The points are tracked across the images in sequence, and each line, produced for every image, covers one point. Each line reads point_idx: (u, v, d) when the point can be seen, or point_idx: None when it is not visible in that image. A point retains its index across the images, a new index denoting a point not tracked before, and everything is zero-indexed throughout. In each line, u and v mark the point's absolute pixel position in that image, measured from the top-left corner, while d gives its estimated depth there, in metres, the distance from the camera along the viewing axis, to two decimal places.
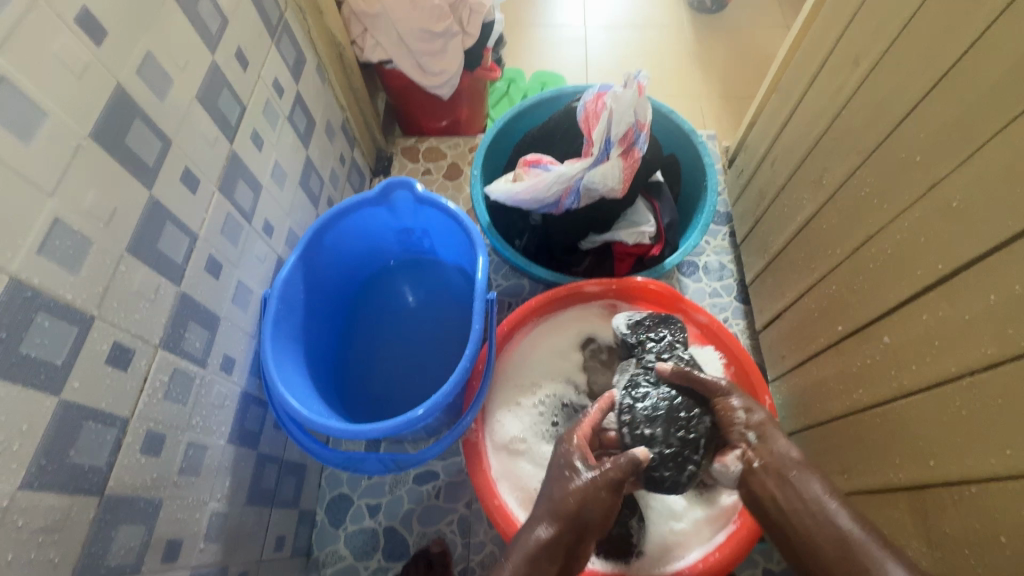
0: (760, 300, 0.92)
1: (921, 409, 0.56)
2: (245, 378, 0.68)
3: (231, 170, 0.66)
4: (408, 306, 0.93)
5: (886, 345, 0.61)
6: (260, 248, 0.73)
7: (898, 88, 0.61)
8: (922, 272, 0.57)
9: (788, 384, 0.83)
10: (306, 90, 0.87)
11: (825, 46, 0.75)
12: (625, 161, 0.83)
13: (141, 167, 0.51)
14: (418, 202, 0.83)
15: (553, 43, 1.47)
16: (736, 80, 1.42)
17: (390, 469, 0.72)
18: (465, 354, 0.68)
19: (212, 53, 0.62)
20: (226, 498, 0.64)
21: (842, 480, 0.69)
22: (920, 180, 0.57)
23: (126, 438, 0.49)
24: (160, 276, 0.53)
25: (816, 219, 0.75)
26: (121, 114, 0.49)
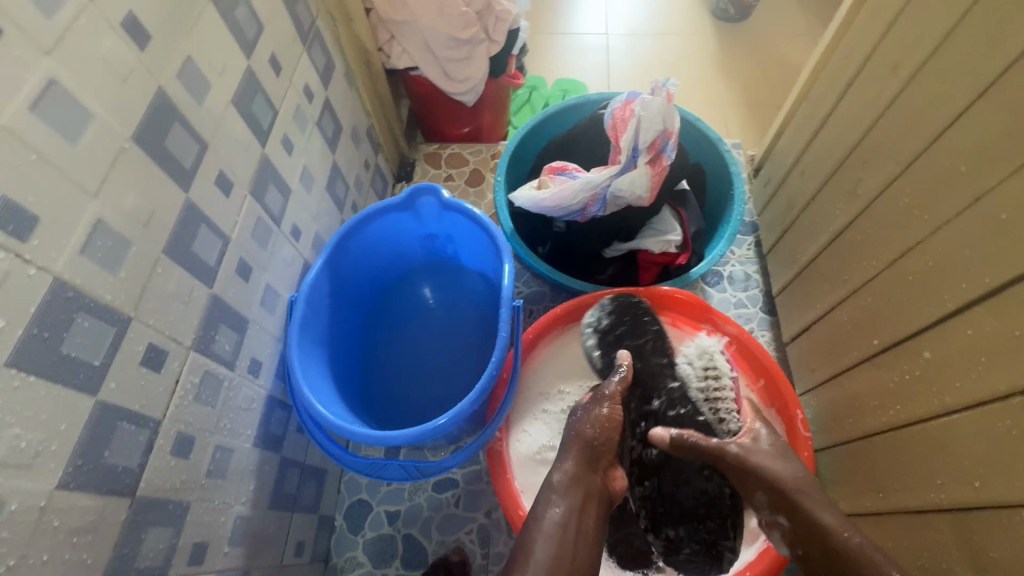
0: (788, 312, 0.91)
1: (965, 428, 0.54)
2: (271, 381, 0.68)
3: (262, 174, 0.66)
4: (431, 312, 0.93)
5: (927, 360, 0.59)
6: (288, 252, 0.73)
7: (939, 96, 0.59)
8: (967, 286, 0.55)
9: (818, 398, 0.81)
10: (334, 95, 0.88)
11: (860, 53, 0.74)
12: (653, 169, 0.82)
13: (179, 171, 0.52)
14: (444, 208, 0.83)
15: (575, 52, 1.47)
16: (760, 90, 1.40)
17: (412, 476, 0.71)
18: (491, 361, 0.67)
19: (248, 58, 0.63)
20: (251, 502, 0.64)
21: (876, 499, 0.67)
22: (964, 190, 0.55)
23: (157, 440, 0.49)
24: (194, 278, 0.53)
25: (850, 230, 0.74)
26: (162, 117, 0.49)
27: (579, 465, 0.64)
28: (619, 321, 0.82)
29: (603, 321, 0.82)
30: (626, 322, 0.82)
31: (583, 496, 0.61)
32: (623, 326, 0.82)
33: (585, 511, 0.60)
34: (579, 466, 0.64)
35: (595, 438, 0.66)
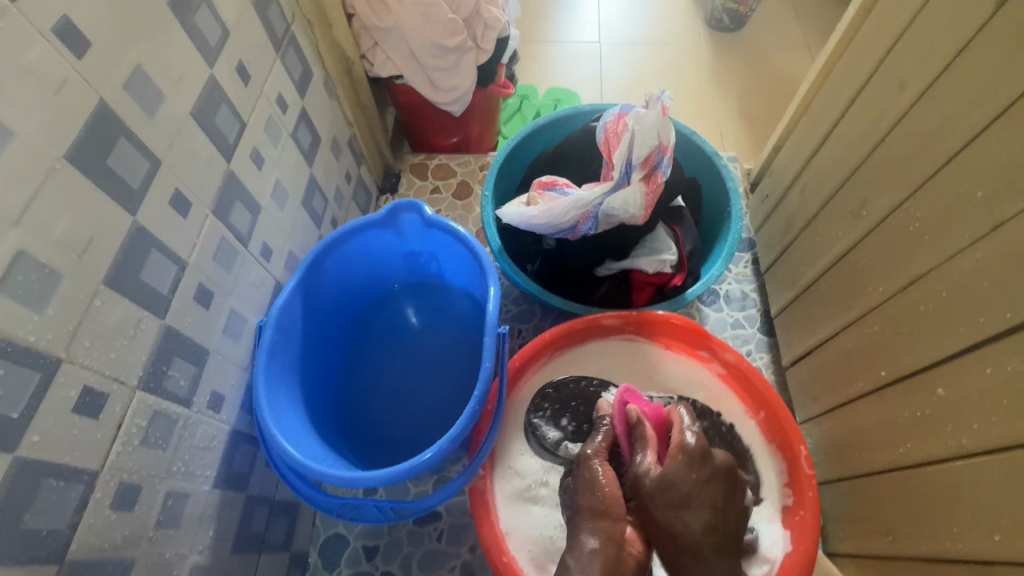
0: (787, 335, 0.87)
1: (984, 474, 0.50)
2: (235, 415, 0.63)
3: (227, 191, 0.61)
4: (414, 334, 0.88)
5: (940, 397, 0.55)
6: (256, 274, 0.68)
7: (951, 117, 0.56)
8: (985, 320, 0.51)
9: (821, 428, 0.76)
10: (311, 105, 0.83)
11: (865, 67, 0.70)
12: (647, 187, 0.78)
13: (124, 192, 0.47)
14: (426, 225, 0.78)
15: (567, 61, 1.43)
16: (756, 102, 1.37)
17: (389, 518, 0.66)
18: (474, 394, 0.62)
19: (211, 67, 0.58)
20: (210, 549, 0.59)
21: (886, 541, 0.63)
22: (981, 217, 0.52)
23: (93, 495, 0.44)
24: (142, 309, 0.48)
25: (854, 253, 0.70)
26: (103, 133, 0.44)
27: (599, 537, 0.56)
28: (572, 412, 0.77)
29: (563, 426, 0.76)
30: (573, 409, 0.77)
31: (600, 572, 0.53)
32: (581, 411, 0.77)
33: None
34: (599, 538, 0.56)
35: (600, 502, 0.59)
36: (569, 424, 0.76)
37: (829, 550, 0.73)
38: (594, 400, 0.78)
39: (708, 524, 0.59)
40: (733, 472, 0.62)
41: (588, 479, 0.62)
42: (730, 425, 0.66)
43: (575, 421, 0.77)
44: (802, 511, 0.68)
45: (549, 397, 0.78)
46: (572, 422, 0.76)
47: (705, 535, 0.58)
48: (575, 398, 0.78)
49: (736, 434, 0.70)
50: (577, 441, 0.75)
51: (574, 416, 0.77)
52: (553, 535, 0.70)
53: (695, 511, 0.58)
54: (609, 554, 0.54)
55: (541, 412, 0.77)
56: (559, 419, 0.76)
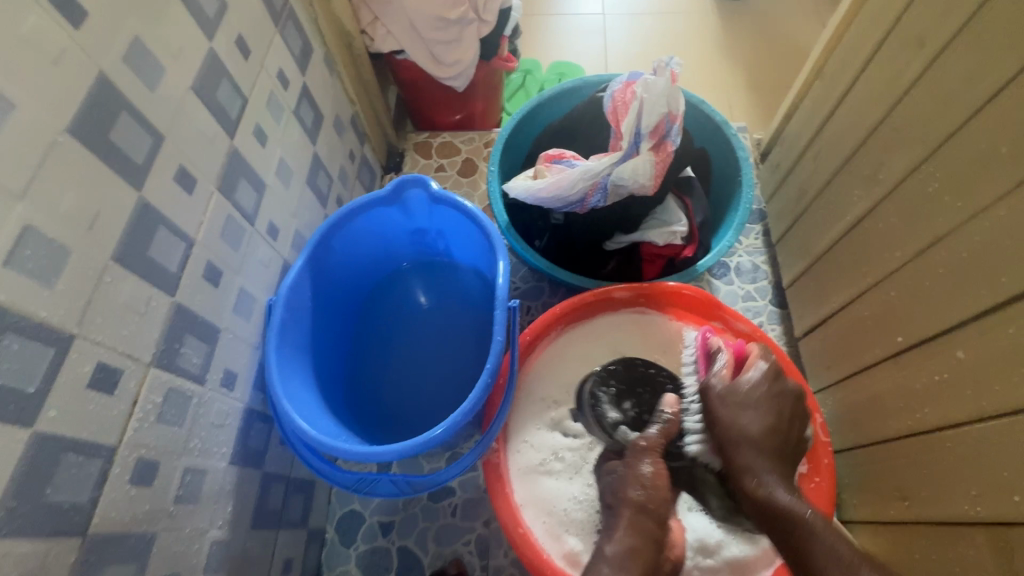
0: (800, 305, 0.86)
1: (1004, 436, 0.50)
2: (248, 393, 0.63)
3: (231, 168, 0.61)
4: (423, 312, 0.88)
5: (960, 360, 0.55)
6: (264, 252, 0.68)
7: (974, 72, 0.54)
8: (1008, 280, 0.50)
9: (835, 397, 0.76)
10: (312, 82, 0.82)
11: (882, 25, 0.68)
12: (657, 156, 0.76)
13: (128, 167, 0.46)
14: (433, 201, 0.77)
15: (570, 34, 1.40)
16: (764, 71, 1.34)
17: (403, 492, 0.67)
18: (486, 368, 0.62)
19: (211, 40, 0.57)
20: (229, 525, 0.59)
21: (902, 507, 0.62)
22: (1005, 174, 0.50)
23: (112, 469, 0.44)
24: (151, 287, 0.48)
25: (870, 218, 0.68)
26: (105, 107, 0.44)
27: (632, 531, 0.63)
28: (636, 398, 0.76)
29: (624, 409, 0.75)
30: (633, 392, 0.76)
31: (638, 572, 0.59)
32: (637, 394, 0.76)
33: None
34: (636, 536, 0.62)
35: (646, 502, 0.65)
36: (633, 409, 0.75)
37: (844, 518, 0.73)
38: (650, 383, 0.77)
39: (770, 426, 0.66)
40: (779, 433, 0.66)
41: (631, 476, 0.67)
42: (769, 375, 0.68)
43: (638, 409, 0.75)
44: (818, 478, 0.68)
45: (614, 376, 0.77)
46: (636, 408, 0.75)
47: (737, 437, 0.65)
48: (643, 385, 0.77)
49: (778, 384, 0.68)
50: (636, 428, 0.74)
51: (635, 398, 0.76)
52: (567, 505, 0.70)
53: (759, 446, 0.64)
54: (648, 555, 0.61)
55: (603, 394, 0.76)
56: (623, 403, 0.75)
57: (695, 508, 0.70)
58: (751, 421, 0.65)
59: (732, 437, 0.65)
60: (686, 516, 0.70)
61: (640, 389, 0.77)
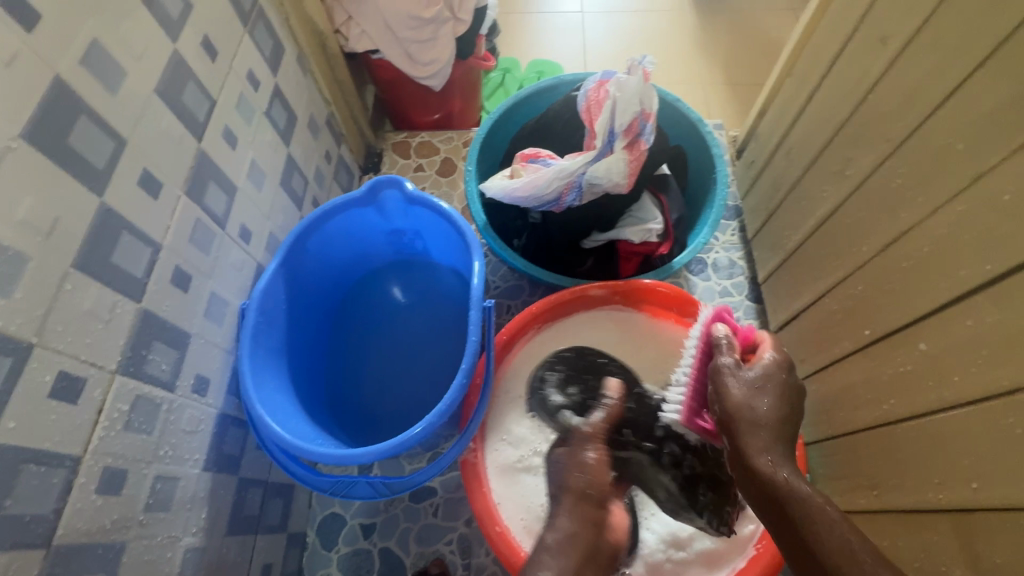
0: (774, 300, 0.87)
1: (964, 425, 0.51)
2: (222, 398, 0.63)
3: (199, 170, 0.60)
4: (402, 313, 0.88)
5: (923, 352, 0.56)
6: (236, 256, 0.67)
7: (933, 70, 0.55)
8: (966, 274, 0.51)
9: (808, 390, 0.77)
10: (285, 82, 0.81)
11: (849, 22, 0.69)
12: (630, 154, 0.77)
13: (88, 172, 0.45)
14: (409, 201, 0.77)
15: (548, 32, 1.40)
16: (740, 68, 1.35)
17: (381, 494, 0.67)
18: (461, 368, 0.62)
19: (175, 41, 0.56)
20: (204, 531, 0.59)
21: (871, 495, 0.64)
22: (963, 170, 0.51)
23: (78, 479, 0.43)
24: (116, 293, 0.47)
25: (839, 214, 0.70)
26: (62, 111, 0.43)
27: (579, 520, 0.60)
28: (581, 383, 0.78)
29: (568, 393, 0.77)
30: (575, 378, 0.78)
31: (578, 557, 0.57)
32: (583, 381, 0.78)
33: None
34: (576, 521, 0.60)
35: (588, 487, 0.63)
36: (579, 394, 0.77)
37: None
38: (598, 371, 0.79)
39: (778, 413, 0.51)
40: (794, 427, 0.52)
41: (579, 464, 0.64)
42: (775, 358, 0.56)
43: (581, 393, 0.77)
44: None
45: (561, 361, 0.79)
46: (581, 393, 0.77)
47: (745, 415, 0.51)
48: (587, 369, 0.79)
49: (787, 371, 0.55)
50: (577, 413, 0.75)
51: (582, 384, 0.78)
52: (545, 503, 0.70)
53: (774, 429, 0.50)
54: (586, 539, 0.59)
55: (552, 376, 0.78)
56: (564, 389, 0.77)
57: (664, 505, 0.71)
58: (761, 400, 0.52)
59: (739, 418, 0.51)
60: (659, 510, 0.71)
61: (585, 374, 0.79)
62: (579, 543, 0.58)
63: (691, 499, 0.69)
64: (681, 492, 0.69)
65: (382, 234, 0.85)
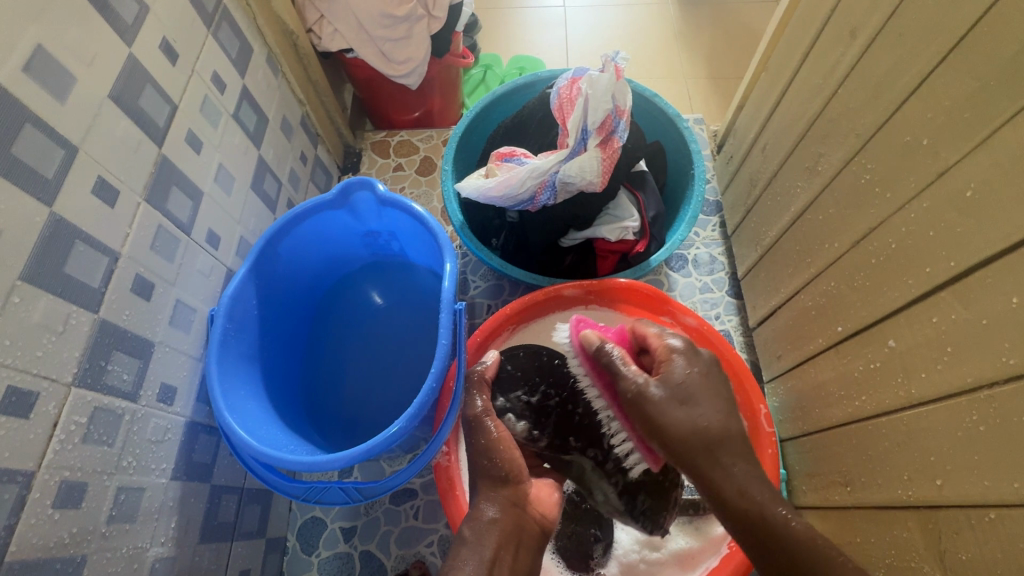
0: (753, 296, 0.86)
1: (932, 421, 0.51)
2: (191, 406, 0.62)
3: (160, 176, 0.59)
4: (380, 315, 0.87)
5: (892, 349, 0.56)
6: (203, 261, 0.66)
7: (898, 64, 0.54)
8: (931, 270, 0.51)
9: (786, 385, 0.77)
10: (254, 84, 0.80)
11: (819, 15, 0.68)
12: (603, 152, 0.76)
13: (35, 181, 0.44)
14: (381, 203, 0.76)
15: (529, 27, 1.39)
16: (722, 61, 1.34)
17: (354, 499, 0.65)
18: (431, 372, 0.61)
19: (130, 45, 0.55)
20: (173, 540, 0.58)
21: (844, 492, 0.64)
22: (928, 166, 0.51)
23: (32, 494, 0.43)
24: (70, 304, 0.47)
25: (811, 209, 0.69)
26: (5, 120, 0.42)
27: (500, 505, 0.53)
28: (533, 386, 0.71)
29: (516, 398, 0.70)
30: (525, 381, 0.72)
31: (497, 541, 0.50)
32: (533, 384, 0.72)
33: (501, 560, 0.49)
34: (500, 507, 0.53)
35: (500, 467, 0.55)
36: (526, 395, 0.70)
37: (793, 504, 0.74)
38: (555, 373, 0.71)
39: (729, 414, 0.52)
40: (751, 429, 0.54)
41: (487, 445, 0.57)
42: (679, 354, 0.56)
43: (532, 396, 0.70)
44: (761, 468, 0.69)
45: (515, 361, 0.74)
46: (527, 393, 0.71)
47: (694, 441, 0.50)
48: (541, 372, 0.72)
49: (696, 358, 0.56)
50: (523, 416, 0.69)
51: (536, 390, 0.71)
52: None
53: (726, 444, 0.50)
54: (508, 523, 0.51)
55: (507, 378, 0.72)
56: (510, 396, 0.70)
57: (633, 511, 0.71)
58: (701, 415, 0.51)
59: (690, 442, 0.50)
60: None
61: (535, 377, 0.72)
62: (499, 528, 0.51)
63: (630, 503, 0.65)
64: (619, 499, 0.65)
65: (358, 236, 0.84)
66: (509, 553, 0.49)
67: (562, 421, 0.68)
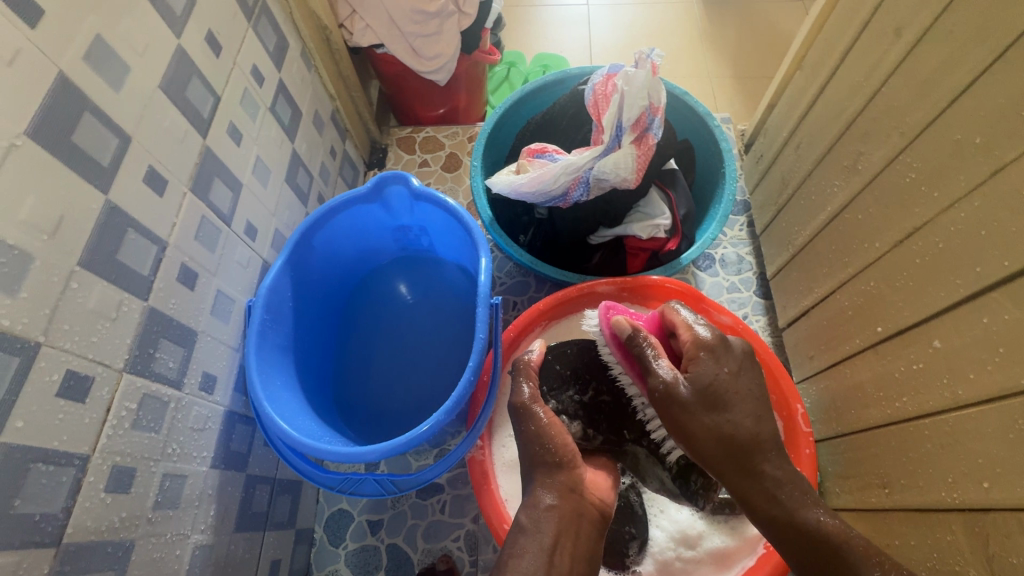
0: (784, 296, 0.86)
1: (981, 423, 0.50)
2: (229, 396, 0.63)
3: (204, 167, 0.59)
4: (409, 310, 0.87)
5: (937, 349, 0.55)
6: (242, 253, 0.67)
7: (948, 61, 0.54)
8: (983, 270, 0.50)
9: (818, 387, 0.77)
10: (289, 78, 0.80)
11: (861, 12, 0.67)
12: (639, 149, 0.76)
13: (93, 169, 0.45)
14: (415, 198, 0.76)
15: (553, 25, 1.39)
16: (748, 61, 1.33)
17: (388, 491, 0.67)
18: (469, 366, 0.61)
19: (178, 36, 0.55)
20: (212, 528, 0.59)
21: (882, 495, 0.63)
22: (980, 164, 0.50)
23: (86, 477, 0.44)
24: (122, 291, 0.47)
25: (849, 209, 0.69)
26: (65, 107, 0.43)
27: (557, 491, 0.55)
28: (582, 385, 0.76)
29: (568, 399, 0.75)
30: (576, 380, 0.76)
31: (556, 529, 0.52)
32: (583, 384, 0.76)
33: (559, 549, 0.51)
34: (557, 494, 0.55)
35: (552, 452, 0.58)
36: (577, 394, 0.75)
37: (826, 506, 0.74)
38: (603, 371, 0.76)
39: (756, 414, 0.54)
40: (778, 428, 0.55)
41: (536, 431, 0.59)
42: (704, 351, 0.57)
43: (582, 395, 0.75)
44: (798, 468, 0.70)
45: (563, 359, 0.77)
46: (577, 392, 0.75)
47: (720, 448, 0.53)
48: (590, 371, 0.76)
49: (725, 355, 0.57)
50: (577, 416, 0.74)
51: (587, 388, 0.76)
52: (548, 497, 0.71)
53: (755, 449, 0.53)
54: (567, 509, 0.54)
55: (554, 377, 0.76)
56: (562, 396, 0.75)
57: (667, 508, 0.71)
58: (727, 419, 0.54)
59: (716, 449, 0.53)
60: (669, 508, 0.71)
61: (585, 376, 0.76)
62: (558, 514, 0.53)
63: (681, 482, 0.71)
64: (674, 481, 0.71)
65: (391, 231, 0.85)
66: (570, 538, 0.52)
67: (615, 415, 0.74)
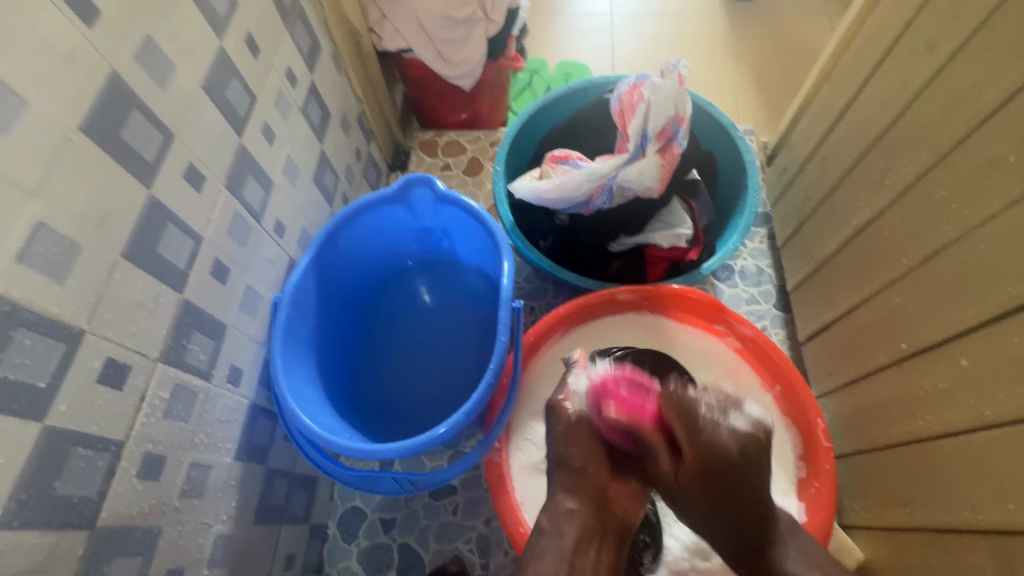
0: (804, 310, 0.85)
1: (1007, 445, 0.50)
2: (253, 389, 0.64)
3: (239, 165, 0.61)
4: (428, 310, 0.88)
5: (963, 368, 0.55)
6: (270, 250, 0.68)
7: (982, 80, 0.54)
8: (1013, 290, 0.50)
9: (837, 402, 0.76)
10: (320, 80, 0.82)
11: (893, 28, 0.67)
12: (663, 158, 0.76)
13: (138, 164, 0.46)
14: (439, 201, 0.77)
15: (576, 34, 1.40)
16: (771, 75, 1.33)
17: (406, 488, 0.67)
18: (489, 368, 0.62)
19: (220, 38, 0.57)
20: (233, 519, 0.60)
21: (903, 513, 0.63)
22: (1013, 183, 0.50)
23: (120, 463, 0.45)
24: (160, 283, 0.49)
25: (875, 225, 0.69)
26: (116, 104, 0.44)
27: (579, 497, 0.57)
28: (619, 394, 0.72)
29: None
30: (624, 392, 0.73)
31: (576, 535, 0.55)
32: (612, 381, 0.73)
33: (579, 553, 0.54)
34: (579, 499, 0.57)
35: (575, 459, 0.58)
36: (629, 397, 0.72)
37: (844, 522, 0.74)
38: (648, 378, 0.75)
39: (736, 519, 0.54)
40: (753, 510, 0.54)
41: (565, 433, 0.60)
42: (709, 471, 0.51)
43: None
44: (817, 483, 0.69)
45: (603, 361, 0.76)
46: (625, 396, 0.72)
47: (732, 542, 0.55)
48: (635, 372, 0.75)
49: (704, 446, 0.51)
50: None
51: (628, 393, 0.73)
52: None
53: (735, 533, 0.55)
54: (587, 516, 0.56)
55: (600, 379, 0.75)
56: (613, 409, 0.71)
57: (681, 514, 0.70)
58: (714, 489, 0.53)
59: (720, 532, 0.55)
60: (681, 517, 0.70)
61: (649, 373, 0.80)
62: (580, 520, 0.56)
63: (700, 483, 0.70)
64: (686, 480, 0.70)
65: (415, 233, 0.86)
66: (590, 548, 0.55)
67: None
